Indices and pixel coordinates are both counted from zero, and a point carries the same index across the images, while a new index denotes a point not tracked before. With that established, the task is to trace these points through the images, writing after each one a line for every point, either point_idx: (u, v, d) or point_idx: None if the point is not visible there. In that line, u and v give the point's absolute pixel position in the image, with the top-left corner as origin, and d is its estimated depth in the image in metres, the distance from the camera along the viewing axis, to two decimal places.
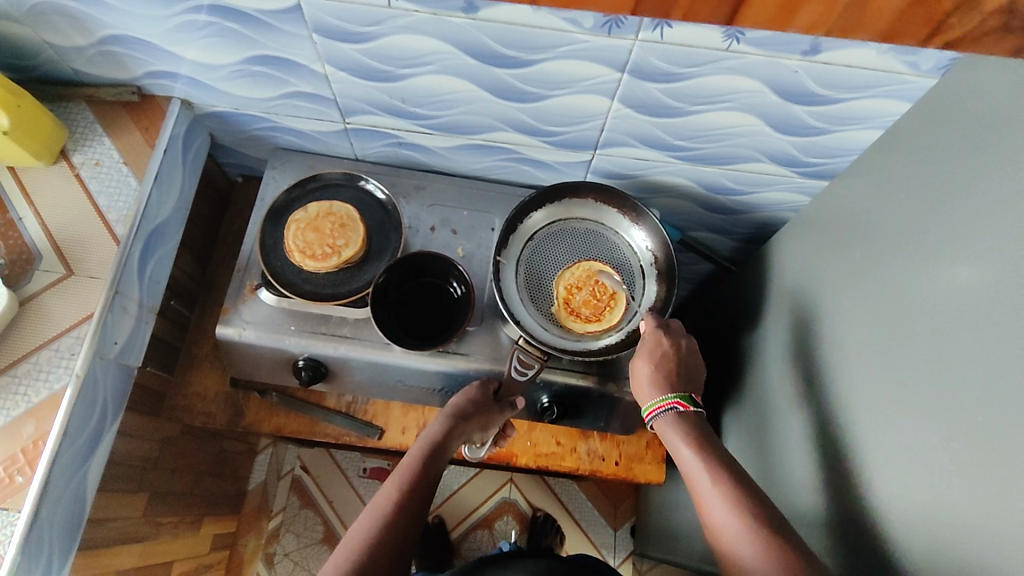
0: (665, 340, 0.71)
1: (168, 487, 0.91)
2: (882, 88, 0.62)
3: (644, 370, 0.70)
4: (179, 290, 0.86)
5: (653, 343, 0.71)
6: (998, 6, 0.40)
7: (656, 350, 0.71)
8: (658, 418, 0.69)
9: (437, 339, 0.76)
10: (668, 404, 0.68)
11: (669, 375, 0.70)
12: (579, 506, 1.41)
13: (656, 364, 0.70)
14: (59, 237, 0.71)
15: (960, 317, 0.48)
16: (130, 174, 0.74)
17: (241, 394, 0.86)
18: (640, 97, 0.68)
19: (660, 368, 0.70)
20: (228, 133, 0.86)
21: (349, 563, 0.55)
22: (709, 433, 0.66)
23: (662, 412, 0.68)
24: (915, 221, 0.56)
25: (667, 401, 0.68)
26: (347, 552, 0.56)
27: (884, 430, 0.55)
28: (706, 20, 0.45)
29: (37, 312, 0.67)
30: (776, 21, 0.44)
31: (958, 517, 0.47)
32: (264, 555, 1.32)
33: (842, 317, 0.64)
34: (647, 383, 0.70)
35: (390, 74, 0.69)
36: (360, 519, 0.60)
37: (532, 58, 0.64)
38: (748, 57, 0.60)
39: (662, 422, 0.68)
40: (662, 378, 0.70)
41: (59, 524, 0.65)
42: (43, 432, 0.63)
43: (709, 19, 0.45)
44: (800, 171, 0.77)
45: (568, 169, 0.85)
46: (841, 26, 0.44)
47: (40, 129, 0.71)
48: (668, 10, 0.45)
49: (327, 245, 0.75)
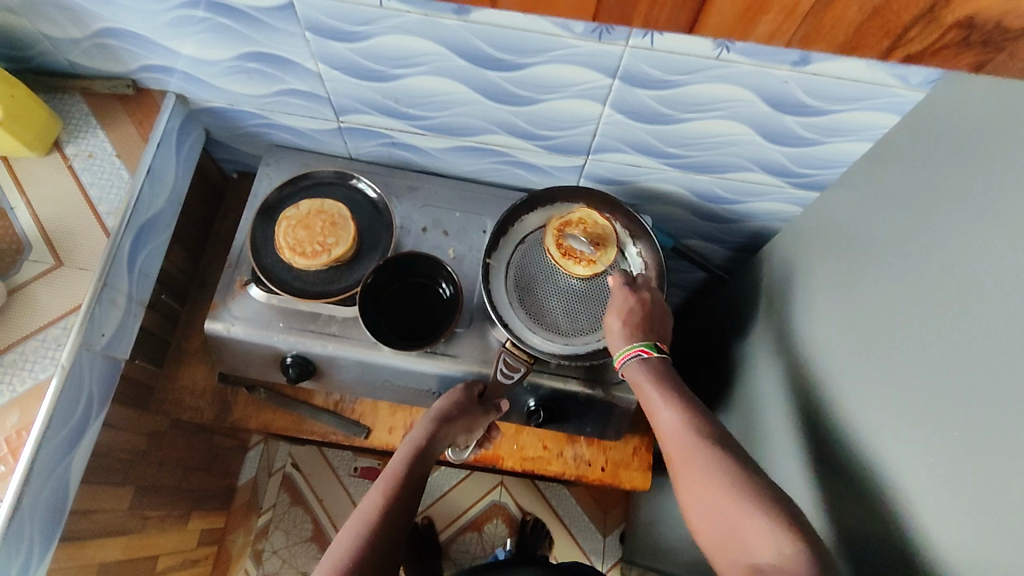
0: (634, 297, 0.71)
1: (155, 481, 0.91)
2: (871, 101, 0.62)
3: (614, 323, 0.69)
4: (170, 284, 0.87)
5: (621, 299, 0.71)
6: None
7: (625, 305, 0.70)
8: (629, 365, 0.68)
9: (425, 339, 0.77)
10: (636, 352, 0.68)
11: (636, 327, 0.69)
12: (569, 511, 1.40)
13: (625, 319, 0.69)
14: (50, 227, 0.71)
15: (948, 329, 0.48)
16: (123, 166, 0.75)
17: (229, 390, 0.86)
18: (631, 103, 0.68)
19: (629, 321, 0.69)
20: (223, 129, 0.87)
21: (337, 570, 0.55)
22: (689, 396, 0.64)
23: (630, 360, 0.68)
24: (904, 233, 0.56)
25: (632, 349, 0.67)
26: (334, 560, 0.56)
27: (872, 443, 0.55)
28: (667, 28, 0.49)
29: (26, 301, 0.68)
30: (737, 29, 0.48)
31: (943, 532, 0.46)
32: (252, 552, 1.32)
33: (829, 329, 0.64)
34: (616, 334, 0.69)
35: (383, 74, 0.69)
36: (345, 527, 0.60)
37: (524, 61, 0.64)
38: (737, 65, 0.60)
39: (632, 370, 0.68)
40: (632, 330, 0.69)
41: (40, 516, 0.65)
42: (27, 422, 0.63)
43: (670, 27, 0.49)
44: (792, 182, 0.77)
45: (561, 173, 0.85)
46: None
47: (33, 119, 0.71)
48: (628, 18, 0.48)
49: (317, 243, 0.75)
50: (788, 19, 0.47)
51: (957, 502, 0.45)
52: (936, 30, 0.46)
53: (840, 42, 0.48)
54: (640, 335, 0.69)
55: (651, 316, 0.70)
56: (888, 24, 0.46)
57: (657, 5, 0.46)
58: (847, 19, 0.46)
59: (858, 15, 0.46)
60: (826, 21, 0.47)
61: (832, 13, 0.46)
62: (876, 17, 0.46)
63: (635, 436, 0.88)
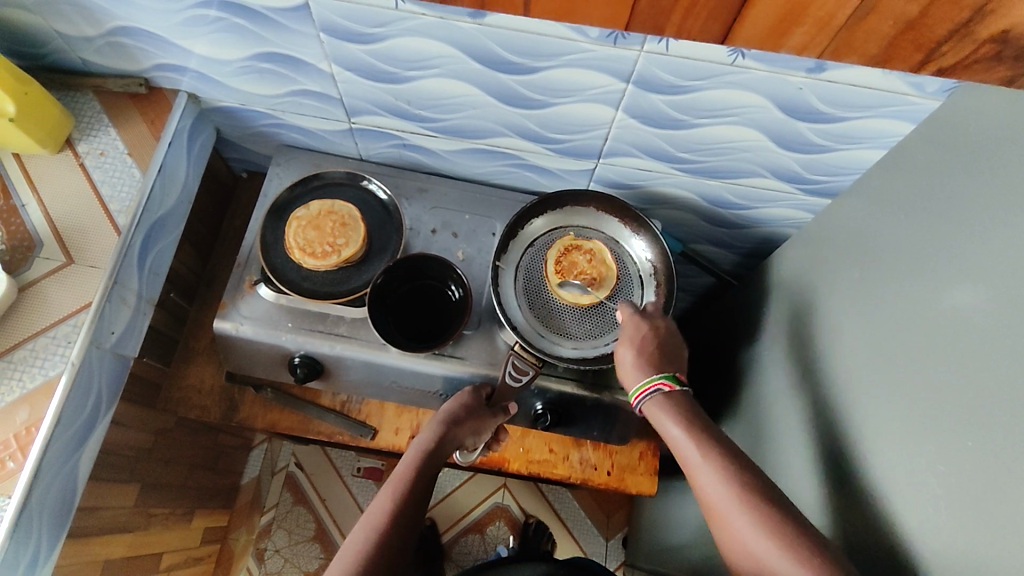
0: (644, 325, 0.71)
1: (161, 479, 0.91)
2: (886, 109, 0.62)
3: (627, 356, 0.69)
4: (178, 283, 0.87)
5: (632, 329, 0.71)
6: (992, 34, 0.44)
7: (637, 334, 0.70)
8: (645, 402, 0.67)
9: (433, 341, 0.76)
10: (654, 386, 0.67)
11: (651, 357, 0.69)
12: (572, 515, 1.40)
13: (638, 349, 0.69)
14: (60, 225, 0.71)
15: (959, 340, 0.48)
16: (134, 165, 0.75)
17: (236, 389, 0.86)
18: (644, 108, 0.68)
19: (643, 354, 0.69)
20: (234, 129, 0.87)
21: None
22: (703, 417, 0.64)
23: (650, 394, 0.67)
24: (915, 242, 0.56)
25: (651, 384, 0.66)
26: (344, 566, 0.56)
27: (881, 452, 0.55)
28: (701, 36, 0.48)
29: (36, 298, 0.68)
30: (771, 41, 0.48)
31: (948, 542, 0.46)
32: (255, 551, 1.32)
33: (839, 336, 0.64)
34: (630, 368, 0.69)
35: (396, 76, 0.70)
36: (354, 531, 0.60)
37: (537, 65, 0.64)
38: (752, 72, 0.60)
39: (651, 405, 0.67)
40: (646, 362, 0.68)
41: (49, 513, 0.65)
42: (37, 419, 0.63)
43: (704, 37, 0.49)
44: (803, 188, 0.77)
45: (571, 177, 0.85)
46: (834, 48, 0.47)
47: (46, 117, 0.71)
48: (661, 27, 0.48)
49: (327, 244, 0.75)
50: (821, 30, 0.46)
51: (965, 512, 0.45)
52: (969, 44, 0.45)
53: (872, 54, 0.48)
54: (655, 368, 0.68)
55: (663, 347, 0.70)
56: (921, 37, 0.45)
57: (689, 18, 0.47)
58: (880, 32, 0.45)
59: (892, 29, 0.45)
60: (858, 34, 0.46)
61: (863, 27, 0.45)
62: (909, 31, 0.45)
63: (642, 440, 0.88)
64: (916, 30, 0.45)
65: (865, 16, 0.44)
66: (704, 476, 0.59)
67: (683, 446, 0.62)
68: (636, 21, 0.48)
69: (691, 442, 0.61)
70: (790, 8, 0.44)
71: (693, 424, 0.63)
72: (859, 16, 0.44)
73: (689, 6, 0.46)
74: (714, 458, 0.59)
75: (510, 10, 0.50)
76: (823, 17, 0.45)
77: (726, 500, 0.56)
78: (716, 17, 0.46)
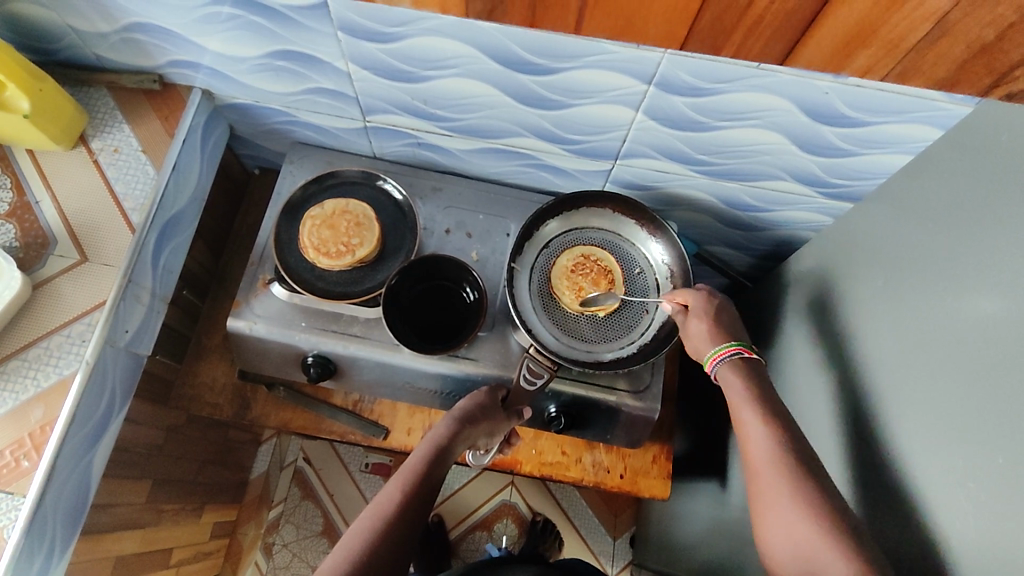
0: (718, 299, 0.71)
1: (172, 475, 0.91)
2: (912, 114, 0.61)
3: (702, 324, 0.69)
4: (191, 280, 0.87)
5: (707, 300, 0.71)
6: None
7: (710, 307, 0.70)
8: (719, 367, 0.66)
9: (447, 342, 0.76)
10: (734, 350, 0.66)
11: (726, 328, 0.69)
12: (579, 513, 1.40)
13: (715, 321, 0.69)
14: (75, 222, 0.71)
15: (984, 352, 0.47)
16: (149, 162, 0.74)
17: (248, 386, 0.85)
18: (665, 109, 0.67)
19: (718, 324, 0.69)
20: (248, 126, 0.86)
21: (348, 564, 0.54)
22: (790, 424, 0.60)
23: (726, 359, 0.66)
24: (939, 249, 0.55)
25: (728, 348, 0.65)
26: (345, 554, 0.55)
27: (909, 467, 0.54)
28: (767, 56, 0.54)
29: (52, 295, 0.68)
30: (837, 62, 0.53)
31: (974, 553, 0.46)
32: (263, 545, 1.32)
33: (861, 345, 0.63)
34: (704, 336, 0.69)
35: (414, 75, 0.69)
36: (360, 520, 0.59)
37: (558, 66, 0.63)
38: (779, 75, 0.59)
39: (724, 369, 0.66)
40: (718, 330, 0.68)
41: (64, 510, 0.65)
42: (51, 418, 0.63)
43: (768, 57, 0.54)
44: (822, 192, 0.76)
45: (587, 178, 0.84)
46: (904, 69, 0.53)
47: (61, 113, 0.71)
48: (718, 48, 0.53)
49: (342, 243, 0.75)
50: (891, 54, 0.51)
51: (989, 525, 0.45)
52: None
53: (941, 77, 0.53)
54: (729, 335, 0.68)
55: (735, 321, 0.70)
56: (992, 63, 0.50)
57: (752, 38, 0.52)
58: (952, 55, 0.50)
59: (964, 53, 0.49)
60: (928, 57, 0.51)
61: (934, 51, 0.50)
62: (983, 56, 0.49)
63: (654, 444, 0.88)
64: (989, 53, 0.49)
65: (935, 42, 0.49)
66: (757, 443, 0.59)
67: (742, 411, 0.62)
68: (694, 40, 0.53)
69: (755, 409, 0.61)
70: (857, 32, 0.49)
71: (764, 394, 0.62)
72: (928, 41, 0.49)
73: (749, 27, 0.51)
74: (774, 430, 0.59)
75: (566, 28, 0.55)
76: (891, 41, 0.50)
77: (770, 469, 0.56)
78: (779, 38, 0.51)
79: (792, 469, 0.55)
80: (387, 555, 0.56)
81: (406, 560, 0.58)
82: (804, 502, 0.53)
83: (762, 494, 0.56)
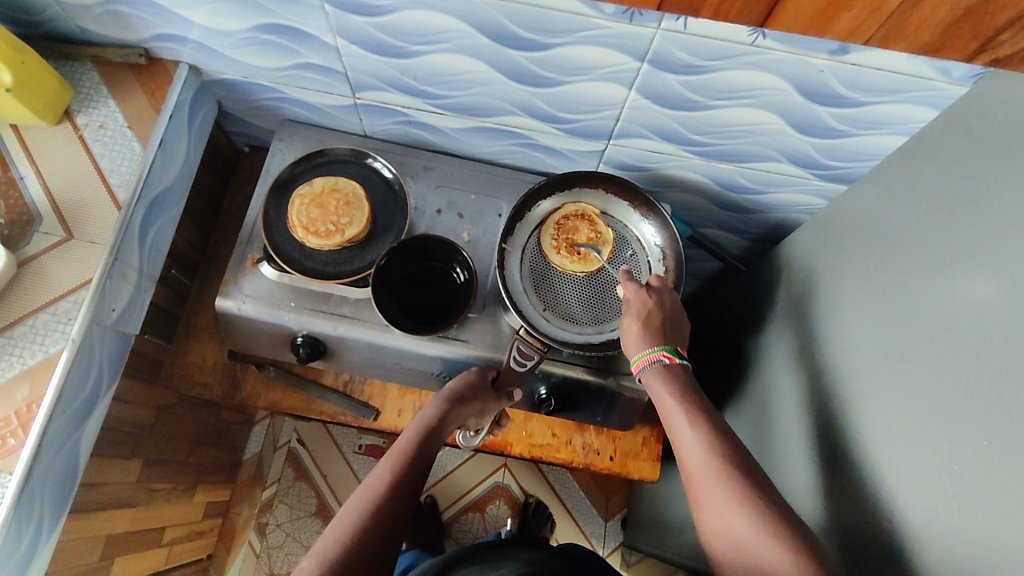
0: (651, 299, 0.69)
1: (163, 454, 0.91)
2: (909, 94, 0.60)
3: (632, 327, 0.68)
4: (180, 258, 0.86)
5: (639, 302, 0.69)
6: None
7: (642, 307, 0.68)
8: (645, 371, 0.66)
9: (438, 324, 0.76)
10: (655, 357, 0.66)
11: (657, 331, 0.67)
12: (571, 495, 1.41)
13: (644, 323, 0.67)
14: (60, 198, 0.70)
15: (974, 335, 0.47)
16: (134, 138, 0.73)
17: (238, 367, 0.85)
18: (658, 88, 0.66)
19: (647, 326, 0.67)
20: (236, 102, 0.85)
21: (342, 545, 0.54)
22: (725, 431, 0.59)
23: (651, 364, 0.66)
24: (931, 232, 0.54)
25: (653, 354, 0.65)
26: (337, 533, 0.55)
27: (889, 449, 0.54)
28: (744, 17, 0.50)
29: (36, 273, 0.67)
30: (816, 26, 0.50)
31: (958, 537, 0.46)
32: (257, 525, 1.33)
33: (849, 328, 0.63)
34: (634, 337, 0.67)
35: (402, 51, 0.68)
36: (350, 501, 0.59)
37: (550, 42, 0.62)
38: (773, 53, 0.58)
39: (649, 374, 0.66)
40: (651, 334, 0.67)
41: (50, 489, 0.65)
42: (37, 396, 0.63)
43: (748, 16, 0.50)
44: (816, 174, 0.76)
45: (580, 158, 0.83)
46: (883, 34, 0.49)
47: (43, 87, 0.69)
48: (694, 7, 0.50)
49: (331, 222, 0.74)
50: (869, 17, 0.48)
51: (977, 510, 0.44)
52: None
53: (924, 42, 0.49)
54: (658, 340, 0.67)
55: (668, 320, 0.68)
56: (977, 27, 0.47)
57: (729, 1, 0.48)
58: (935, 19, 0.47)
59: (948, 16, 0.46)
60: (911, 21, 0.47)
61: (917, 14, 0.47)
62: (967, 18, 0.46)
63: (645, 426, 0.88)
64: (974, 16, 0.46)
65: (918, 2, 0.46)
66: (689, 450, 0.59)
67: (676, 422, 0.61)
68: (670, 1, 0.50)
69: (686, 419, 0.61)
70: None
71: (690, 398, 0.62)
72: (910, 4, 0.46)
73: None
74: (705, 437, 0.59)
75: None
76: (872, 4, 0.47)
77: (705, 472, 0.57)
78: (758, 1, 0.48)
79: (726, 465, 0.56)
80: (380, 531, 0.56)
81: (398, 539, 0.57)
82: (743, 493, 0.54)
83: (702, 495, 0.56)
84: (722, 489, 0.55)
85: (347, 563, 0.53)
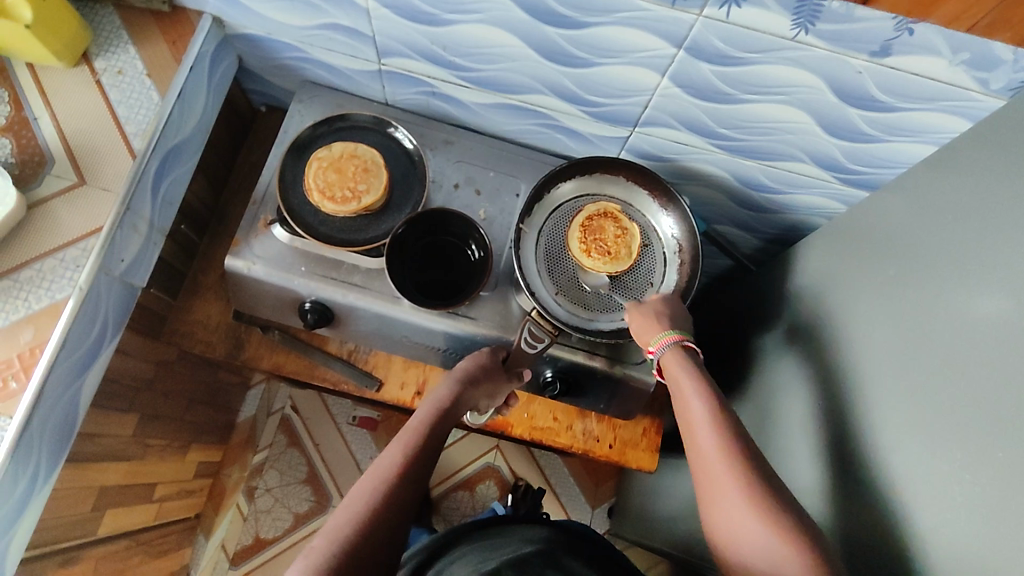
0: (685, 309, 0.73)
1: (159, 410, 0.90)
2: (944, 102, 0.60)
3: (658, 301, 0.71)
4: (190, 214, 0.85)
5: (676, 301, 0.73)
6: None
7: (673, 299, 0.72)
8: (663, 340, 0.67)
9: (448, 300, 0.75)
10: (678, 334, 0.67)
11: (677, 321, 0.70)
12: (560, 481, 1.42)
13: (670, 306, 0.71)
14: (73, 142, 0.69)
15: (988, 348, 0.47)
16: (153, 87, 0.72)
17: (243, 328, 0.84)
18: (691, 77, 0.65)
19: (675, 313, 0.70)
20: (257, 59, 0.83)
21: (352, 526, 0.53)
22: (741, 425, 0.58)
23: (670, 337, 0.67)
24: (950, 242, 0.54)
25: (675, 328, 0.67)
26: (348, 514, 0.54)
27: (892, 457, 0.54)
28: None
29: (45, 216, 0.66)
30: None
31: (959, 546, 0.46)
32: (246, 488, 1.33)
33: (863, 333, 0.62)
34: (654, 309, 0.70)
35: (434, 18, 0.66)
36: (362, 481, 0.58)
37: (587, 20, 0.61)
38: (813, 50, 0.58)
39: (668, 351, 0.66)
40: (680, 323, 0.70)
41: (48, 436, 0.64)
42: (41, 340, 0.62)
43: None
44: (839, 178, 0.75)
45: (603, 143, 0.82)
46: None
47: (61, 25, 0.67)
48: None
49: (348, 189, 0.73)
50: None
51: (980, 521, 0.45)
52: None
53: None
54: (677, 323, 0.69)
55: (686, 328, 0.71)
56: None
57: None
58: None
59: None
60: None
61: None
62: None
63: (645, 417, 0.88)
64: None
65: None
66: (704, 437, 0.58)
67: (691, 406, 0.60)
68: None
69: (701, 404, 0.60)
70: None
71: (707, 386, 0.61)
72: None
73: None
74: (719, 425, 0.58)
75: None
76: None
77: (719, 465, 0.55)
78: None
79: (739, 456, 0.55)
80: (392, 513, 0.55)
81: (408, 520, 0.57)
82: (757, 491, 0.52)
83: (711, 485, 0.55)
84: (744, 499, 0.52)
85: (358, 544, 0.52)
